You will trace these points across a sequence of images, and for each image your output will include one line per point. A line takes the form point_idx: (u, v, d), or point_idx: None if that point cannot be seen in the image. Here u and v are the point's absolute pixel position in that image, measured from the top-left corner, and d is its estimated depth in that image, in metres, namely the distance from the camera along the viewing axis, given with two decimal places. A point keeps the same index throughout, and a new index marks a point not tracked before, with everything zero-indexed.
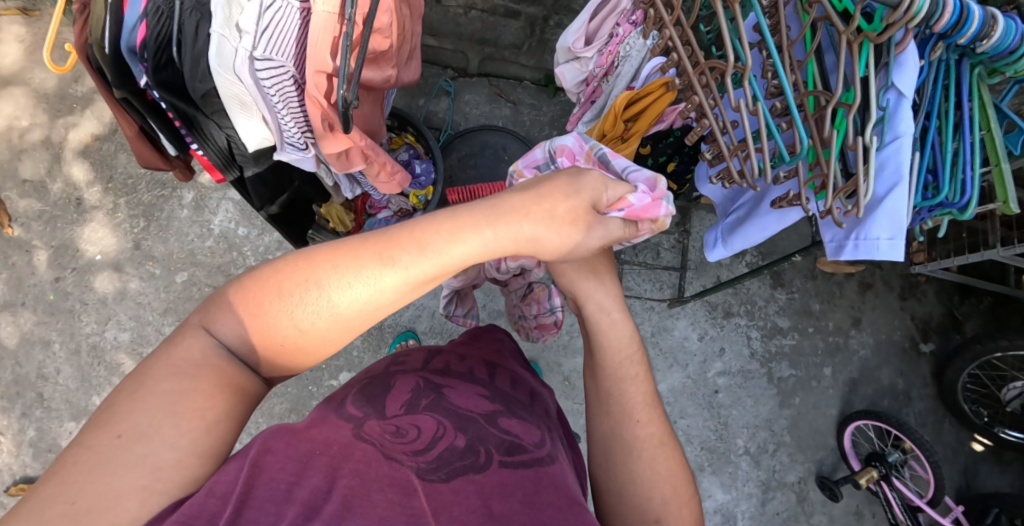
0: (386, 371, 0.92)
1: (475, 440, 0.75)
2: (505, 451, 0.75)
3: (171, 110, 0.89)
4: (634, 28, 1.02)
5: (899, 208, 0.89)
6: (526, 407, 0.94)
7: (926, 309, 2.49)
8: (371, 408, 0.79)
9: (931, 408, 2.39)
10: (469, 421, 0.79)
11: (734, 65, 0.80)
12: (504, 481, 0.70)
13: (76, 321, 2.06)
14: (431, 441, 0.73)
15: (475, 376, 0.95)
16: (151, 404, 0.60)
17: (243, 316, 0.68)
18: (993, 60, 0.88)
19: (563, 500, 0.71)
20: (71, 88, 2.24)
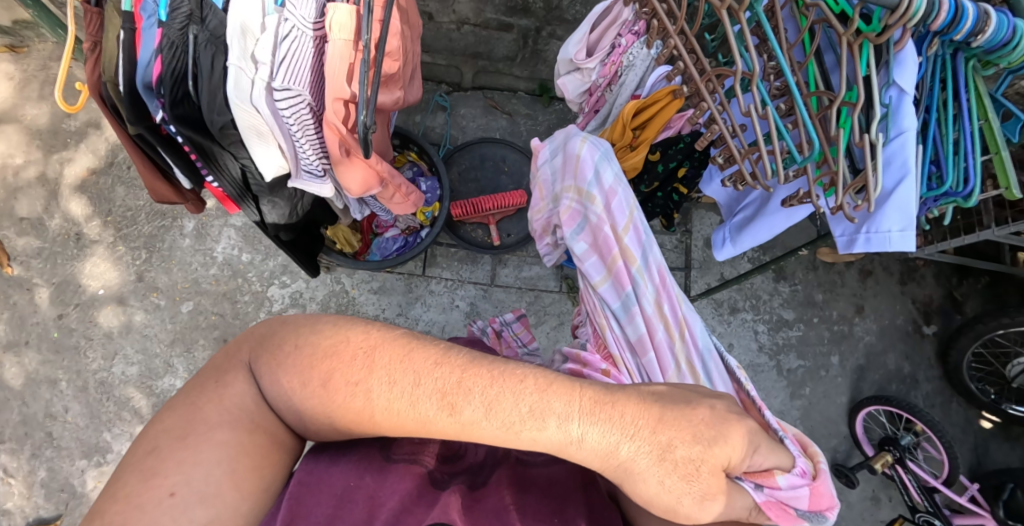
0: None
1: (491, 448, 0.92)
2: (520, 451, 0.93)
3: (187, 143, 0.90)
4: (637, 38, 1.04)
5: (909, 200, 0.91)
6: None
7: (926, 292, 2.52)
8: None
9: (938, 389, 2.42)
10: (483, 428, 0.97)
11: (742, 73, 0.83)
12: (519, 476, 0.88)
13: (82, 358, 2.04)
14: (456, 453, 0.89)
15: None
16: (210, 450, 0.71)
17: (283, 380, 0.75)
18: (986, 53, 0.91)
19: (573, 480, 0.89)
20: (64, 123, 2.23)
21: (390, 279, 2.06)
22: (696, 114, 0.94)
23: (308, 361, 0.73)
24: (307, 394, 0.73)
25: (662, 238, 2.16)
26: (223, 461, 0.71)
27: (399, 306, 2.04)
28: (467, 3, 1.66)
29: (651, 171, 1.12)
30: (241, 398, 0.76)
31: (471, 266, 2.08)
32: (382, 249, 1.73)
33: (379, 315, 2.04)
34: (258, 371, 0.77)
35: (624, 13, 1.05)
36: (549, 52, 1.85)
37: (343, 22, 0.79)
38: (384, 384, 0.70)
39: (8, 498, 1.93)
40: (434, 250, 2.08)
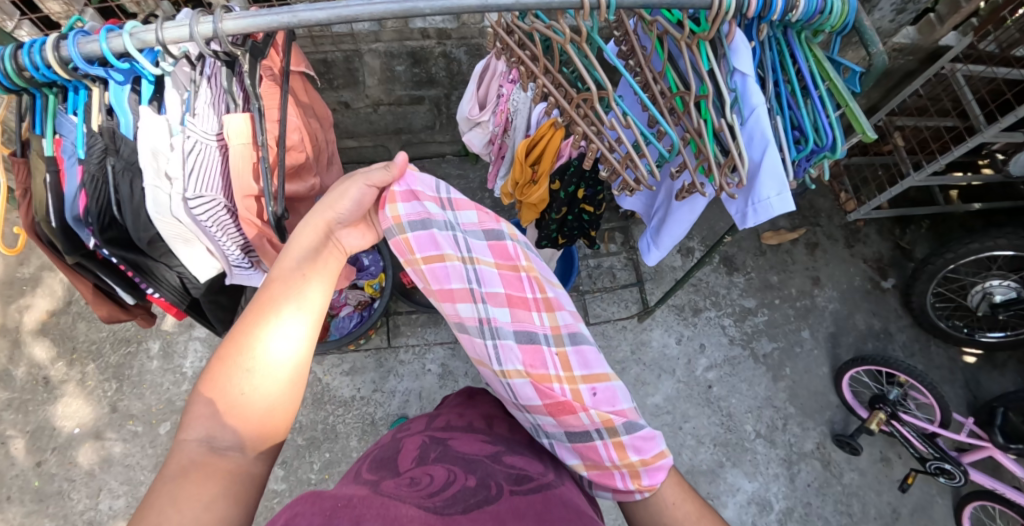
0: (393, 438, 0.98)
1: (485, 478, 0.82)
2: (513, 483, 0.83)
3: (121, 262, 0.97)
4: (514, 85, 1.18)
5: (776, 168, 1.03)
6: (529, 446, 0.99)
7: (873, 250, 2.65)
8: (384, 470, 0.84)
9: (913, 337, 2.51)
10: (476, 464, 0.86)
11: (597, 92, 0.95)
12: (515, 506, 0.76)
13: (67, 501, 2.01)
14: (444, 484, 0.79)
15: (476, 426, 1.01)
16: (174, 490, 0.66)
17: (207, 414, 0.74)
18: (811, 23, 1.06)
19: (570, 514, 0.78)
20: (18, 271, 2.28)
21: (359, 358, 2.10)
22: (576, 140, 1.06)
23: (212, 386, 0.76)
24: (238, 432, 0.74)
25: (611, 260, 2.26)
26: (170, 498, 0.65)
27: (373, 383, 2.07)
28: (376, 86, 1.80)
29: (556, 200, 1.20)
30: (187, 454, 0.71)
31: (435, 327, 2.14)
32: (341, 328, 1.78)
33: (355, 396, 2.06)
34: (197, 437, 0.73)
35: (498, 66, 1.19)
36: None
37: (240, 129, 0.88)
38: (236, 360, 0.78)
39: None
40: (396, 319, 2.14)
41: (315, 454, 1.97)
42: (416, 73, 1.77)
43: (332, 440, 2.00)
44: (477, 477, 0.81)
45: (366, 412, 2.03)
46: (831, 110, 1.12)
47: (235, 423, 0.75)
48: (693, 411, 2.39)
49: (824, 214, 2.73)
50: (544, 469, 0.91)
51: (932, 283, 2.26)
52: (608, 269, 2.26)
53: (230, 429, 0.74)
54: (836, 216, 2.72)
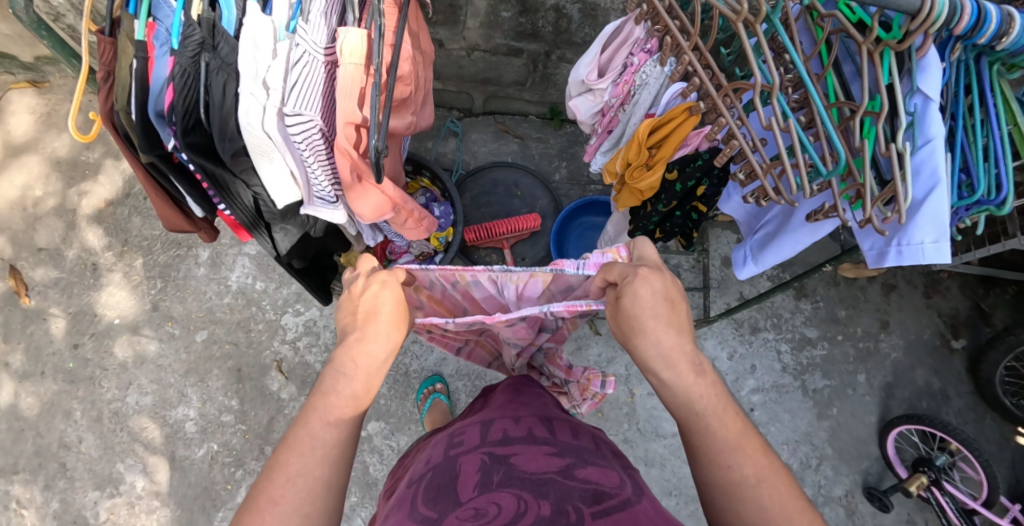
0: (448, 455, 0.93)
1: (561, 501, 0.75)
2: (591, 504, 0.75)
3: (198, 171, 0.89)
4: (649, 56, 1.05)
5: (940, 211, 0.90)
6: (598, 455, 0.91)
7: (952, 305, 2.44)
8: (445, 504, 0.80)
9: (970, 405, 2.32)
10: (546, 484, 0.78)
11: (762, 86, 0.83)
12: None
13: (97, 387, 2.05)
14: (515, 516, 0.73)
15: (536, 436, 0.93)
16: None
17: None
18: (1014, 55, 0.89)
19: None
20: (83, 154, 2.28)
21: None
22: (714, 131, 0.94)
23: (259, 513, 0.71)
24: None
25: (679, 258, 2.12)
26: None
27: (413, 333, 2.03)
28: (476, 29, 1.68)
29: (669, 190, 1.11)
30: None
31: None
32: None
33: None
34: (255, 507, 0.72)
35: (637, 32, 1.06)
36: (559, 76, 1.85)
37: (355, 47, 0.79)
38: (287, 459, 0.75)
39: None
40: None
41: None
42: (521, 23, 1.64)
43: None
44: (550, 499, 0.75)
45: (401, 362, 1.94)
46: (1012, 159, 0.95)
47: None
48: None
49: None
50: (620, 482, 0.82)
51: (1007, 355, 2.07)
52: (673, 268, 2.12)
53: None
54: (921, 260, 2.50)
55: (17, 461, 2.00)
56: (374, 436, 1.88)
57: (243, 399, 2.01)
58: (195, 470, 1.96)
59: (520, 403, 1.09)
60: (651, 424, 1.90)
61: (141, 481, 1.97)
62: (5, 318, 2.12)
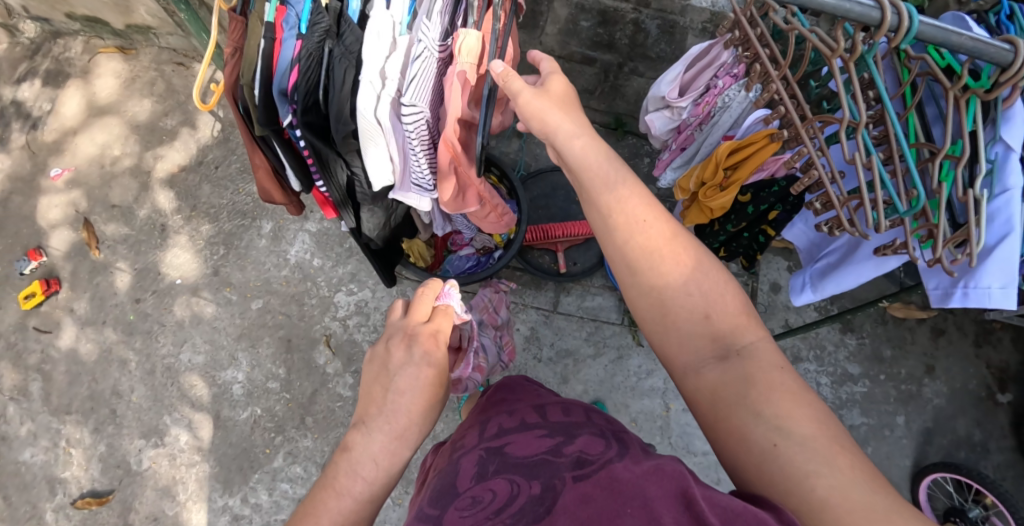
0: (453, 459, 0.98)
1: (549, 478, 0.78)
2: (574, 470, 0.78)
3: (308, 150, 0.92)
4: (735, 80, 1.06)
5: (1013, 259, 0.91)
6: (586, 427, 0.93)
7: (1001, 357, 2.38)
8: (445, 500, 0.85)
9: (1012, 462, 2.26)
10: (538, 465, 0.82)
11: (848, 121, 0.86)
12: (586, 496, 0.73)
13: (154, 342, 2.16)
14: (509, 498, 0.78)
15: (528, 422, 0.98)
16: None
17: None
18: None
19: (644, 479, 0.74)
20: (162, 121, 2.41)
21: None
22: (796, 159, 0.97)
23: None
24: None
25: None
26: None
27: None
28: (554, 35, 1.72)
29: (740, 212, 1.15)
30: None
31: (535, 289, 2.03)
32: (454, 266, 1.76)
33: None
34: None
35: (724, 56, 1.07)
36: (628, 87, 1.88)
37: (473, 47, 0.83)
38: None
39: (67, 468, 2.06)
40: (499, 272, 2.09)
41: None
42: (598, 33, 1.69)
43: None
44: (540, 478, 0.79)
45: None
46: None
47: None
48: None
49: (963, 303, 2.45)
50: (605, 446, 0.84)
51: None
52: None
53: None
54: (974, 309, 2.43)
55: (71, 402, 2.13)
56: None
57: (291, 369, 2.09)
58: (237, 431, 2.05)
59: (512, 398, 1.14)
60: (683, 439, 1.91)
61: (184, 435, 2.06)
62: (75, 267, 2.26)
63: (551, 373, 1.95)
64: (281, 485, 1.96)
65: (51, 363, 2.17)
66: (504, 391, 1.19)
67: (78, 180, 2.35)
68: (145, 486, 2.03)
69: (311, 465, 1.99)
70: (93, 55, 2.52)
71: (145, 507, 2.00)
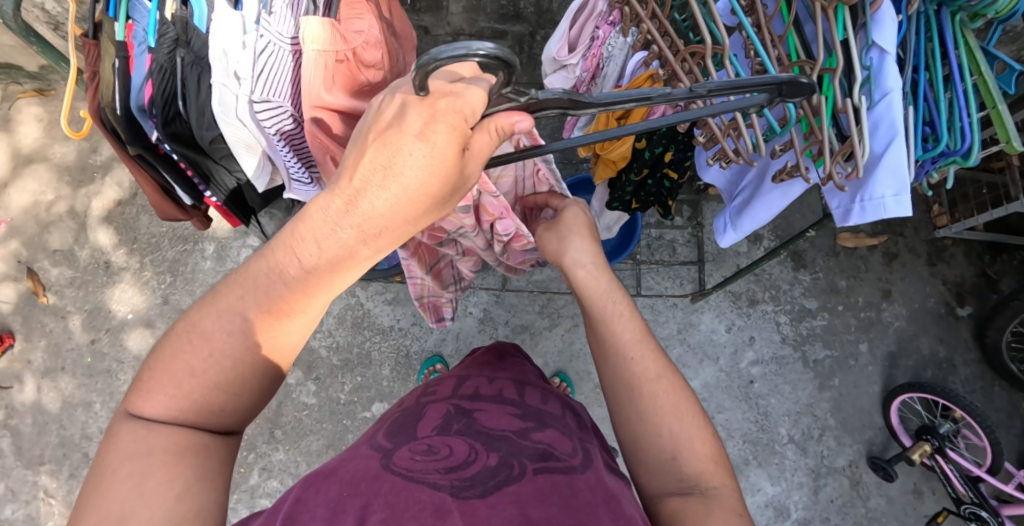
0: (418, 402, 1.05)
1: (508, 455, 0.83)
2: (536, 462, 0.83)
3: (182, 160, 1.00)
4: (613, 28, 1.08)
5: (899, 163, 0.92)
6: (558, 421, 1.01)
7: (956, 272, 2.41)
8: (400, 438, 0.90)
9: (978, 374, 2.31)
10: (500, 440, 0.87)
11: (712, 47, 0.84)
12: (539, 488, 0.76)
13: (115, 380, 2.15)
14: (464, 461, 0.81)
15: (507, 396, 1.05)
16: (125, 466, 0.63)
17: (188, 362, 0.69)
18: (972, 4, 0.92)
19: (597, 497, 0.79)
20: (91, 158, 2.36)
21: (403, 289, 2.11)
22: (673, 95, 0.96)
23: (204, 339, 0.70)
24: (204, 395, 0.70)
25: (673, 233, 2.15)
26: (137, 476, 0.63)
27: (413, 316, 2.09)
28: (459, 14, 1.71)
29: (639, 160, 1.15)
30: (131, 436, 0.66)
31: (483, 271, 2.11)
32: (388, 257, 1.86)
33: (394, 326, 2.09)
34: (132, 404, 0.69)
35: (600, 5, 1.10)
36: None
37: (316, 35, 0.94)
38: (175, 350, 0.70)
39: (50, 518, 2.06)
40: None
41: (347, 377, 2.06)
42: (503, 6, 1.68)
43: (365, 365, 2.07)
44: (498, 452, 0.83)
45: (402, 344, 2.08)
46: (974, 110, 0.97)
47: (220, 398, 0.71)
48: (727, 403, 2.30)
49: (912, 224, 2.47)
50: (572, 451, 0.91)
51: (1013, 321, 2.09)
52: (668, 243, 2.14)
53: (193, 412, 0.69)
54: (924, 229, 2.46)
55: (42, 452, 2.11)
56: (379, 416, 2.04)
57: None
58: None
59: (497, 366, 1.20)
60: None
61: None
62: (26, 318, 2.22)
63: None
64: (261, 502, 1.98)
65: (16, 417, 2.14)
66: (489, 354, 1.25)
67: (13, 230, 2.29)
68: None
69: (287, 477, 2.00)
70: (10, 100, 2.43)
71: None
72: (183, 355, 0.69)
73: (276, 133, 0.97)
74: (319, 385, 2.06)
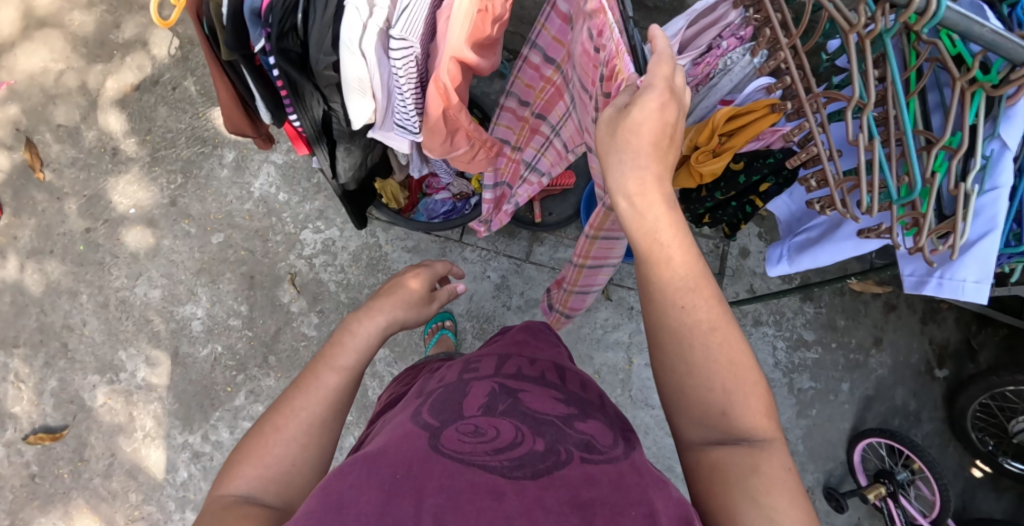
0: (462, 379, 0.94)
1: (555, 441, 0.74)
2: (583, 449, 0.74)
3: (281, 80, 0.92)
4: (741, 43, 1.03)
5: (990, 253, 0.93)
6: (600, 410, 0.90)
7: (945, 335, 2.49)
8: (447, 416, 0.81)
9: (938, 431, 2.44)
10: (546, 423, 0.78)
11: (857, 101, 0.82)
12: (587, 475, 0.68)
13: (107, 274, 2.06)
14: (512, 442, 0.73)
15: (547, 380, 0.93)
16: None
17: (282, 428, 0.75)
18: None
19: (642, 479, 0.70)
20: (111, 33, 2.18)
21: (425, 240, 2.07)
22: (795, 133, 0.94)
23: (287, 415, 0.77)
24: (282, 447, 0.74)
25: (699, 241, 2.23)
26: None
27: None
28: None
29: (732, 179, 1.14)
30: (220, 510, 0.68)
31: (508, 238, 2.09)
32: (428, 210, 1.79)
33: None
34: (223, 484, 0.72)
35: (731, 17, 1.03)
36: None
37: None
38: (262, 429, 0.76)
39: (17, 403, 1.99)
40: None
41: None
42: None
43: None
44: (548, 435, 0.75)
45: None
46: None
47: (294, 451, 0.75)
48: None
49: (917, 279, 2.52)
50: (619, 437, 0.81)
51: (984, 393, 2.20)
52: None
53: (273, 484, 0.72)
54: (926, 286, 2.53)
55: (18, 334, 2.02)
56: (378, 360, 2.03)
57: (254, 306, 2.05)
58: (197, 368, 2.03)
59: (536, 347, 1.08)
60: (642, 393, 2.05)
61: (143, 371, 2.03)
62: (17, 191, 2.08)
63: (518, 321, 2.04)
64: (245, 423, 1.99)
65: None
66: (523, 334, 1.14)
67: (15, 95, 2.12)
68: (99, 422, 2.00)
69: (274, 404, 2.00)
70: None
71: (99, 443, 1.98)
72: (268, 427, 0.76)
73: (400, 72, 0.92)
74: (322, 319, 2.04)
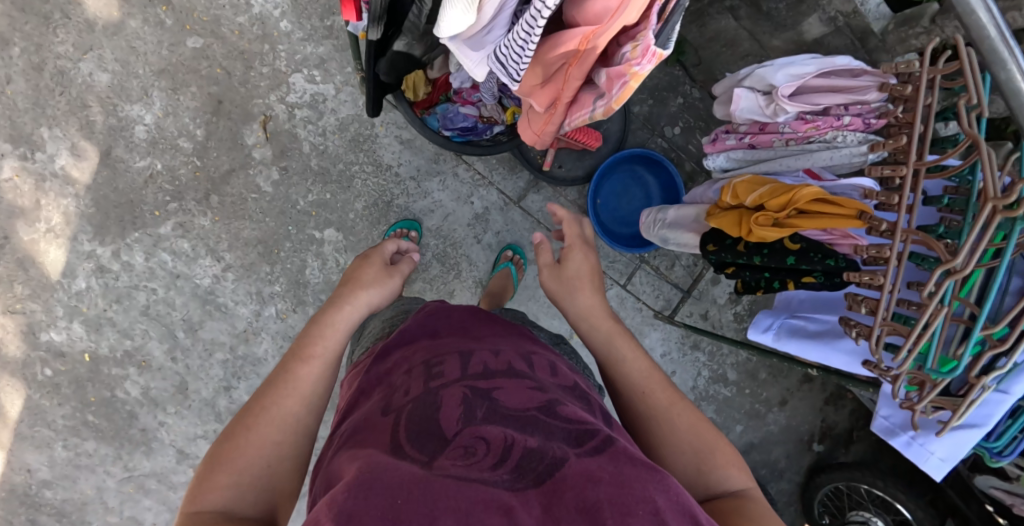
0: (419, 385, 0.78)
1: (546, 441, 0.64)
2: (573, 444, 0.64)
3: None
4: (860, 125, 1.06)
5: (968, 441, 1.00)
6: (578, 398, 0.80)
7: (836, 419, 2.55)
8: (424, 436, 0.68)
9: (791, 494, 2.55)
10: (532, 425, 0.68)
11: (948, 260, 0.73)
12: (590, 469, 0.59)
13: (50, 33, 1.74)
14: (505, 450, 0.63)
15: (516, 371, 0.80)
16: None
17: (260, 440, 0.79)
18: None
19: (641, 464, 0.61)
20: None
21: (423, 139, 1.91)
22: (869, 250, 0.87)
23: (258, 422, 0.80)
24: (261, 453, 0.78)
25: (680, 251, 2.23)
26: None
27: (417, 171, 1.92)
28: None
29: (779, 258, 1.05)
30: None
31: (507, 172, 1.97)
32: (447, 117, 1.64)
33: (392, 168, 1.90)
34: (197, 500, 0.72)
35: (871, 96, 1.06)
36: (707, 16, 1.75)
37: None
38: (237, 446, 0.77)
39: None
40: None
41: (316, 187, 1.87)
42: None
43: (342, 187, 1.89)
44: (536, 434, 0.66)
45: (389, 189, 1.91)
46: None
47: (271, 457, 0.78)
48: None
49: None
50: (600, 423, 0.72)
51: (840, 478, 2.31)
52: (672, 257, 2.23)
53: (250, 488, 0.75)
54: None
55: None
56: (326, 242, 1.89)
57: (211, 135, 1.82)
58: (126, 178, 1.80)
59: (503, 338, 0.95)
60: None
61: (63, 159, 1.77)
62: None
63: (482, 258, 1.97)
64: (164, 254, 1.82)
65: None
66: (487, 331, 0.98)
67: None
68: None
69: (201, 246, 1.84)
70: None
71: None
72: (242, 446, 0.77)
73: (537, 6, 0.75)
74: (282, 177, 1.85)
